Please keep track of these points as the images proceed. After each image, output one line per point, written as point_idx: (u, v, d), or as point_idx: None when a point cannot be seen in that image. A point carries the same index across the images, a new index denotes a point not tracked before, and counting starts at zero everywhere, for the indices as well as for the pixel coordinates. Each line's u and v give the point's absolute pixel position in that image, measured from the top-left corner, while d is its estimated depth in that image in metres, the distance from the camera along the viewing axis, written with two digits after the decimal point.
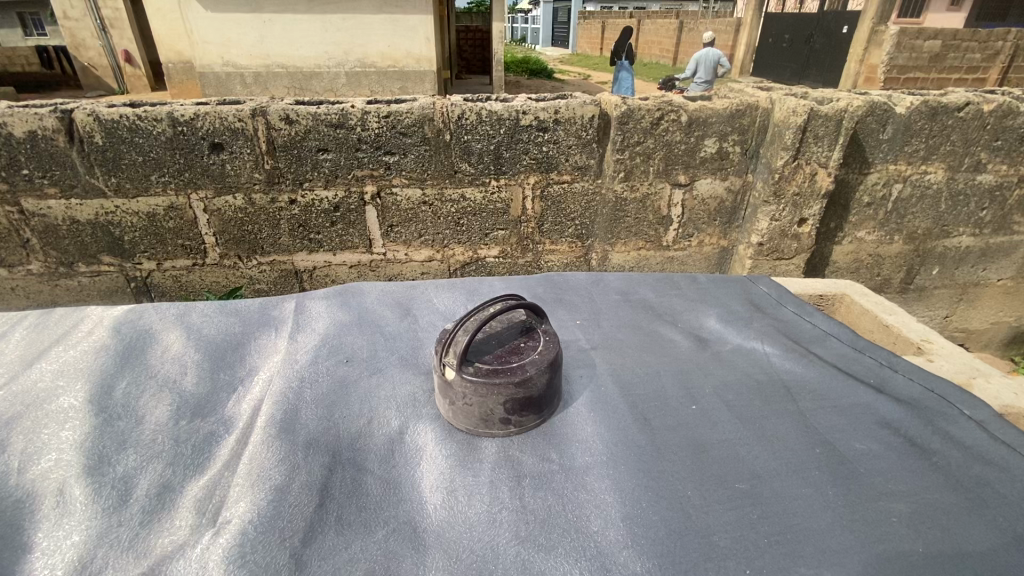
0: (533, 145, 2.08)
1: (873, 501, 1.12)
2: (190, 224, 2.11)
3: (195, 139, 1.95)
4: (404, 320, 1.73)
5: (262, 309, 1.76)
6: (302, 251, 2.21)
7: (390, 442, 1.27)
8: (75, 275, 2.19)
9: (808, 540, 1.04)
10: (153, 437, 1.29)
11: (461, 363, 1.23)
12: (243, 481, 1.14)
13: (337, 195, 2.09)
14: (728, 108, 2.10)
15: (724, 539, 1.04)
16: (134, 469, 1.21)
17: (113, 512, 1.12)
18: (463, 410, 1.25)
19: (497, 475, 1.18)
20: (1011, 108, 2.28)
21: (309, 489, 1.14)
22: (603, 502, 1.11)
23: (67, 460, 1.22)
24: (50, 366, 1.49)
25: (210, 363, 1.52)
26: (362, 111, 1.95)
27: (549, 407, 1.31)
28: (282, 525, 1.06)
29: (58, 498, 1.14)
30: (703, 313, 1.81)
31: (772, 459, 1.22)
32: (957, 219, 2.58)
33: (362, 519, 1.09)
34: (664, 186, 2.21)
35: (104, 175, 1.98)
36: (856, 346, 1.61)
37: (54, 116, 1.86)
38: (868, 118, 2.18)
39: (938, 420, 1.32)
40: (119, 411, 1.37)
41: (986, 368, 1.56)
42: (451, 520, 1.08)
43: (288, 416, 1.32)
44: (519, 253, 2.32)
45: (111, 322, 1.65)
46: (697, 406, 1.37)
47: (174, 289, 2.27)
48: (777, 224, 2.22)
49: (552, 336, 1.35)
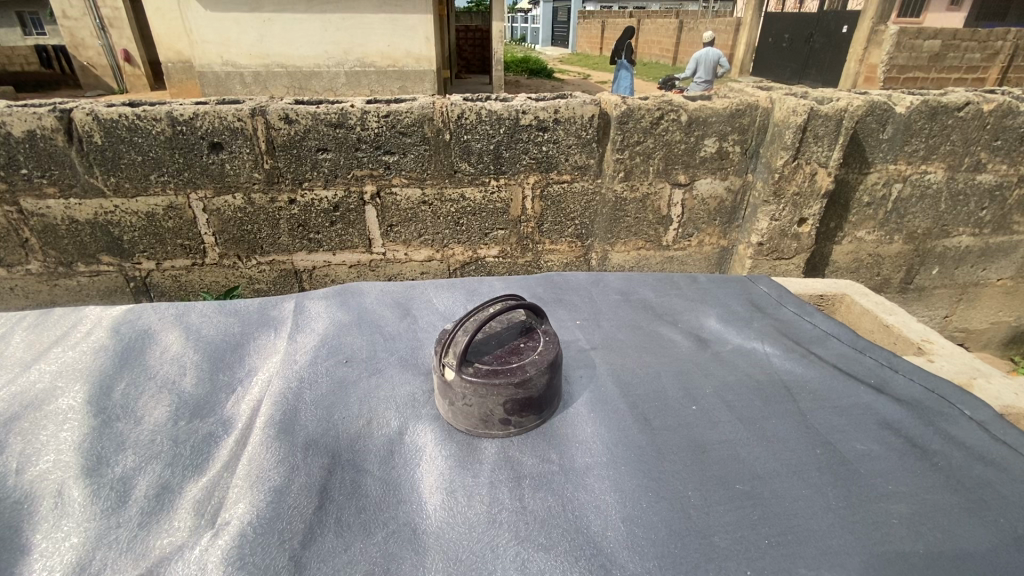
0: (533, 145, 2.08)
1: (873, 502, 1.12)
2: (189, 223, 2.11)
3: (194, 138, 1.94)
4: (404, 320, 1.73)
5: (261, 309, 1.75)
6: (301, 251, 2.21)
7: (390, 443, 1.27)
8: (74, 275, 2.19)
9: (808, 541, 1.03)
10: (152, 438, 1.29)
11: (460, 363, 1.23)
12: (242, 481, 1.14)
13: (336, 194, 2.09)
14: (728, 108, 2.09)
15: (725, 539, 1.03)
16: (133, 469, 1.21)
17: (111, 513, 1.12)
18: (463, 410, 1.25)
19: (497, 475, 1.17)
20: (1011, 108, 2.28)
21: (309, 490, 1.13)
22: (603, 503, 1.10)
23: (66, 461, 1.21)
24: (49, 366, 1.48)
25: (209, 364, 1.52)
26: (362, 111, 1.95)
27: (549, 408, 1.31)
28: (282, 526, 1.05)
29: (57, 499, 1.14)
30: (703, 313, 1.80)
31: (773, 460, 1.21)
32: (957, 219, 2.58)
33: (362, 520, 1.08)
34: (664, 185, 2.21)
35: (103, 175, 1.97)
36: (857, 346, 1.61)
37: (53, 115, 1.85)
38: (868, 118, 2.18)
39: (938, 421, 1.32)
40: (118, 411, 1.36)
41: (987, 368, 1.56)
42: (450, 521, 1.08)
43: (287, 416, 1.32)
44: (519, 253, 2.32)
45: (110, 322, 1.64)
46: (697, 407, 1.37)
47: (174, 289, 2.26)
48: (777, 224, 2.22)
49: (552, 336, 1.35)
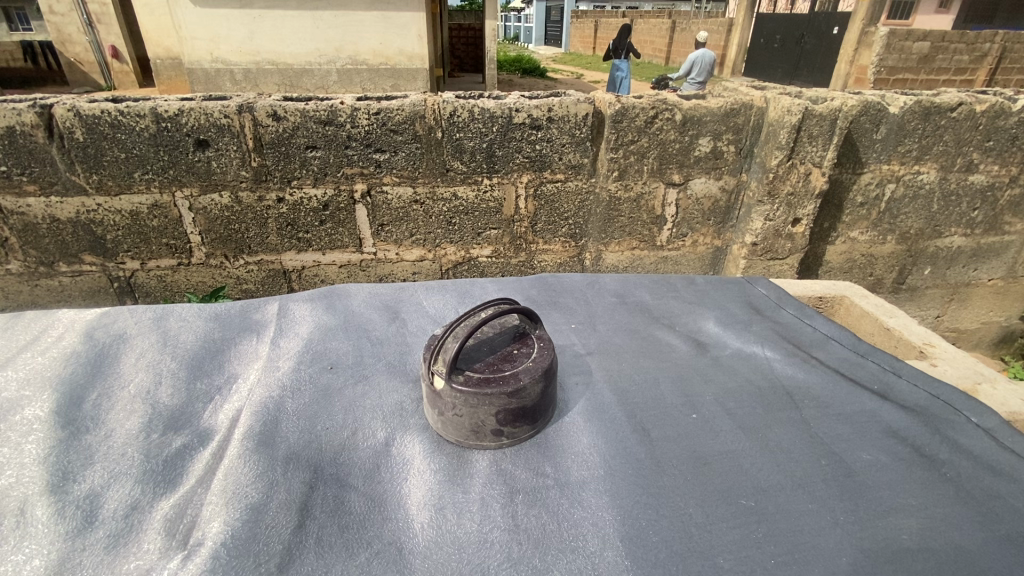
0: (526, 144, 2.02)
1: (883, 517, 1.07)
2: (173, 222, 2.03)
3: (179, 135, 1.87)
4: (392, 324, 1.67)
5: (243, 312, 1.68)
6: (290, 251, 2.14)
7: (376, 456, 1.21)
8: (55, 275, 2.11)
9: (816, 560, 0.98)
10: (123, 451, 1.21)
11: (450, 371, 1.17)
12: (218, 499, 1.07)
13: (326, 193, 2.02)
14: (722, 107, 2.04)
15: (729, 560, 0.98)
16: (101, 486, 1.13)
17: (78, 536, 1.04)
18: (453, 421, 1.19)
19: (489, 492, 1.11)
20: (1003, 108, 2.25)
21: (289, 509, 1.07)
22: (600, 520, 1.05)
23: (30, 477, 1.14)
24: (17, 373, 1.40)
25: (187, 372, 1.45)
26: (352, 107, 1.88)
27: (543, 418, 1.25)
28: (258, 549, 0.99)
29: (20, 518, 1.07)
30: (701, 316, 1.76)
31: (777, 472, 1.16)
32: (949, 219, 2.55)
33: (344, 540, 1.02)
34: (658, 185, 2.16)
35: (84, 172, 1.89)
36: (859, 351, 1.56)
37: (32, 111, 1.77)
38: (862, 117, 2.13)
39: (944, 429, 1.28)
40: (87, 424, 1.29)
41: (990, 373, 1.52)
42: (438, 540, 1.02)
43: (268, 428, 1.25)
44: (512, 253, 2.26)
45: (84, 327, 1.56)
46: (698, 416, 1.31)
47: (158, 290, 2.18)
48: (771, 224, 2.18)
49: (546, 343, 1.30)
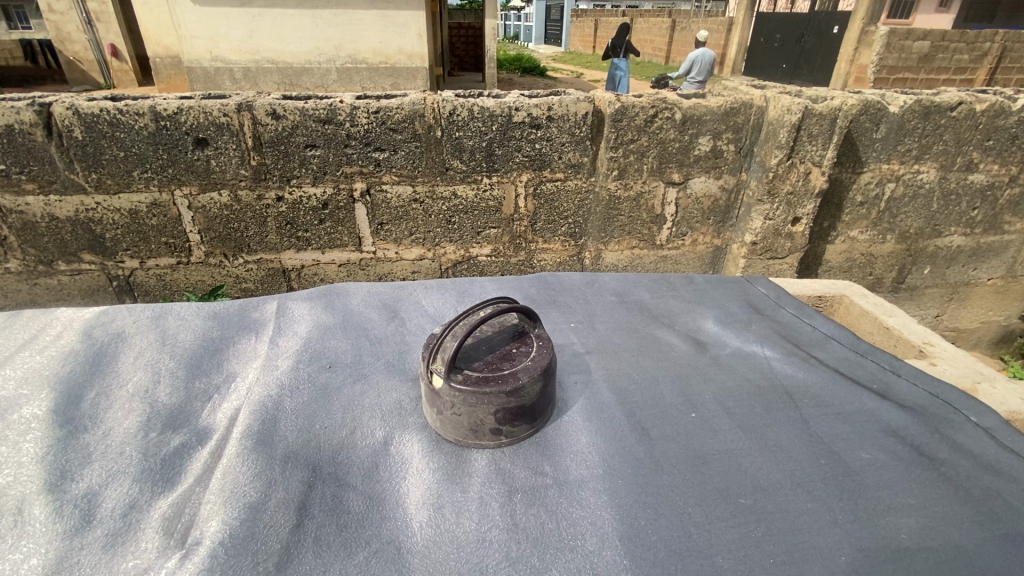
0: (526, 143, 2.02)
1: (882, 516, 1.07)
2: (172, 221, 2.03)
3: (178, 134, 1.86)
4: (391, 323, 1.66)
5: (241, 311, 1.68)
6: (289, 250, 2.14)
7: (375, 454, 1.21)
8: (54, 274, 2.10)
9: (815, 559, 0.98)
10: (121, 450, 1.21)
11: (449, 370, 1.17)
12: (216, 498, 1.07)
13: (325, 192, 2.02)
14: (722, 106, 2.04)
15: (728, 559, 0.98)
16: (99, 486, 1.13)
17: (75, 535, 1.04)
18: (451, 420, 1.18)
19: (488, 491, 1.11)
20: (1003, 108, 2.25)
21: (287, 508, 1.06)
22: (599, 519, 1.05)
23: (28, 476, 1.13)
24: (16, 372, 1.40)
25: (185, 371, 1.44)
26: (351, 106, 1.88)
27: (542, 417, 1.25)
28: (257, 548, 0.99)
29: (17, 517, 1.06)
30: (701, 315, 1.75)
31: (776, 471, 1.16)
32: (949, 218, 2.55)
33: (342, 539, 1.02)
34: (658, 184, 2.16)
35: (83, 171, 1.89)
36: (858, 350, 1.56)
37: (31, 109, 1.76)
38: (862, 117, 2.12)
39: (944, 428, 1.28)
40: (85, 423, 1.28)
41: (990, 372, 1.52)
42: (437, 539, 1.02)
43: (267, 427, 1.25)
44: (511, 252, 2.26)
45: (83, 326, 1.56)
46: (697, 415, 1.31)
47: (157, 289, 2.18)
48: (771, 223, 2.17)
49: (546, 343, 1.29)
